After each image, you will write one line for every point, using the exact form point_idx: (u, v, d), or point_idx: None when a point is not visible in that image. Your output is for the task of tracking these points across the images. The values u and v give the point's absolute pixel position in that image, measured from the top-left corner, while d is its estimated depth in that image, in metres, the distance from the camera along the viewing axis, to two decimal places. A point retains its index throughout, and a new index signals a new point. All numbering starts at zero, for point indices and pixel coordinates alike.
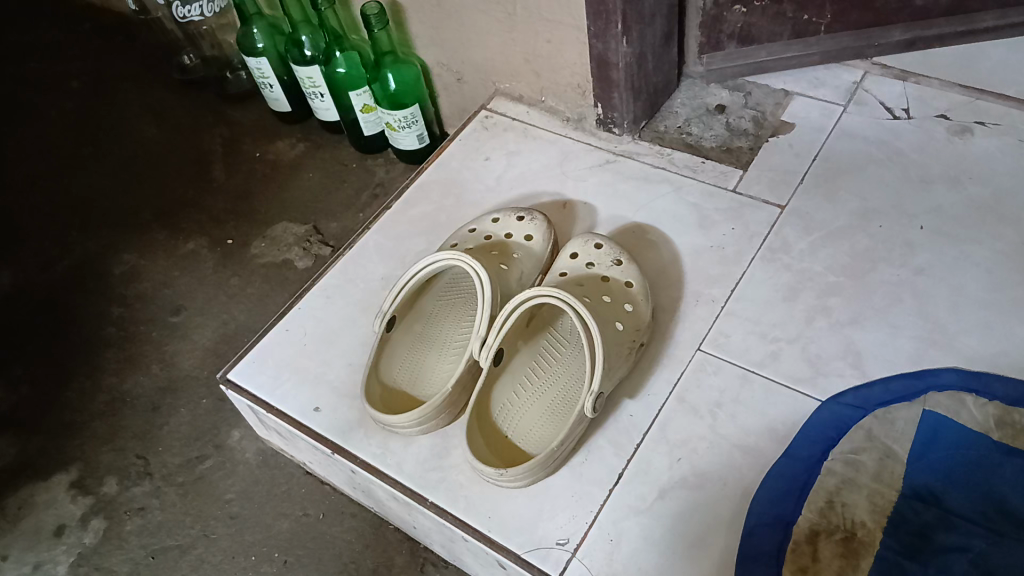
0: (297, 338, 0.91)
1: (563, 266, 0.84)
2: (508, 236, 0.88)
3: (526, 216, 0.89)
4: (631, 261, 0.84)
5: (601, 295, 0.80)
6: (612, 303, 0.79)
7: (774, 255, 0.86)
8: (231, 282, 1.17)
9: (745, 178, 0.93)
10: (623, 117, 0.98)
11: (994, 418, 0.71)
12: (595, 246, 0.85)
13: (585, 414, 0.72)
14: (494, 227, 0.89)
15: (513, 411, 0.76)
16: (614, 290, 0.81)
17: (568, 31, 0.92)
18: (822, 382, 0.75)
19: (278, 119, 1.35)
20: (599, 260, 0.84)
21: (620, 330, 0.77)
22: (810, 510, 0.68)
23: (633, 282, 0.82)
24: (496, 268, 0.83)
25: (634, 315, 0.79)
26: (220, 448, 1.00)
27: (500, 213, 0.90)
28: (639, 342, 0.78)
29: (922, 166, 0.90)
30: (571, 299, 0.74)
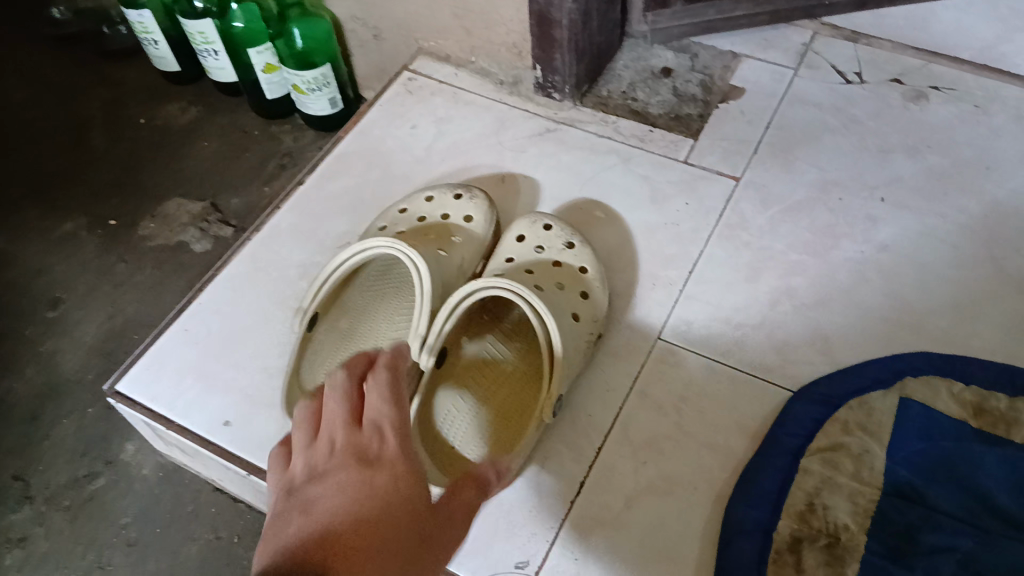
0: (199, 339, 0.80)
1: (509, 251, 0.75)
2: (446, 217, 0.78)
3: (465, 195, 0.80)
4: (583, 243, 0.75)
5: (552, 283, 0.72)
6: (566, 293, 0.71)
7: (732, 232, 0.80)
8: (117, 269, 1.02)
9: (696, 148, 0.86)
10: (565, 84, 0.89)
11: (971, 406, 0.65)
12: (544, 227, 0.76)
13: (543, 420, 0.64)
14: (429, 207, 0.80)
15: (461, 420, 0.67)
16: (567, 278, 0.73)
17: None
18: (790, 371, 0.71)
19: (167, 79, 1.19)
20: (548, 243, 0.75)
21: (577, 321, 0.70)
22: (789, 515, 0.62)
23: (588, 267, 0.74)
24: (434, 252, 0.73)
25: (590, 305, 0.72)
26: (113, 465, 0.87)
27: (435, 191, 0.81)
28: (595, 335, 0.71)
29: (878, 135, 0.85)
30: (525, 291, 0.65)
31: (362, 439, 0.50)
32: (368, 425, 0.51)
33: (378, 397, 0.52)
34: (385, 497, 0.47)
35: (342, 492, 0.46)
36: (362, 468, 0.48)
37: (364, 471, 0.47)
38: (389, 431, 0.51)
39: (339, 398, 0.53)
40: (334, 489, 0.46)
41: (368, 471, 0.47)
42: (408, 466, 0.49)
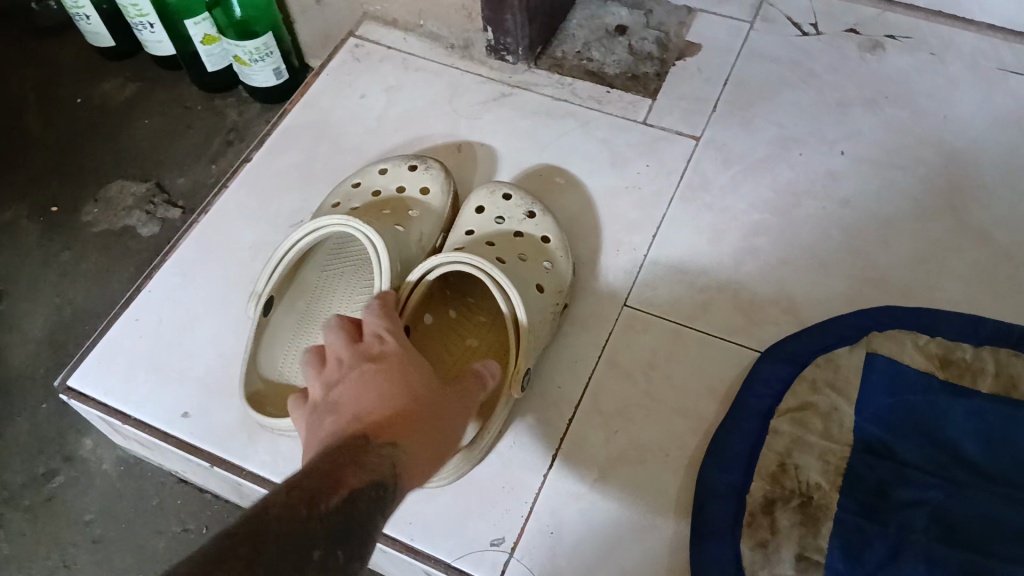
0: (151, 329, 0.77)
1: (469, 223, 0.73)
2: (401, 189, 0.76)
3: (420, 165, 0.77)
4: (544, 212, 0.74)
5: (514, 254, 0.70)
6: (529, 263, 0.70)
7: (694, 193, 0.79)
8: (62, 257, 0.97)
9: (654, 108, 0.84)
10: (517, 46, 0.86)
11: (936, 358, 0.65)
12: (503, 197, 0.74)
13: (511, 396, 0.63)
14: (383, 180, 0.77)
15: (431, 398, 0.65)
16: (529, 248, 0.71)
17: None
18: (757, 331, 0.70)
19: (101, 55, 1.13)
20: (509, 213, 0.73)
21: (542, 293, 0.68)
22: (762, 477, 0.62)
23: (550, 236, 0.72)
24: (391, 228, 0.70)
25: (554, 275, 0.70)
26: (71, 461, 0.84)
27: (388, 163, 0.78)
28: (560, 305, 0.70)
29: (836, 88, 0.84)
30: (487, 265, 0.63)
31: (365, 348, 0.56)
32: (367, 335, 0.57)
33: (371, 317, 0.58)
34: (401, 387, 0.53)
35: (364, 393, 0.52)
36: (373, 364, 0.54)
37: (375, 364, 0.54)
38: (389, 337, 0.56)
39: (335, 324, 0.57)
40: (353, 389, 0.53)
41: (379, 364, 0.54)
42: (411, 356, 0.56)
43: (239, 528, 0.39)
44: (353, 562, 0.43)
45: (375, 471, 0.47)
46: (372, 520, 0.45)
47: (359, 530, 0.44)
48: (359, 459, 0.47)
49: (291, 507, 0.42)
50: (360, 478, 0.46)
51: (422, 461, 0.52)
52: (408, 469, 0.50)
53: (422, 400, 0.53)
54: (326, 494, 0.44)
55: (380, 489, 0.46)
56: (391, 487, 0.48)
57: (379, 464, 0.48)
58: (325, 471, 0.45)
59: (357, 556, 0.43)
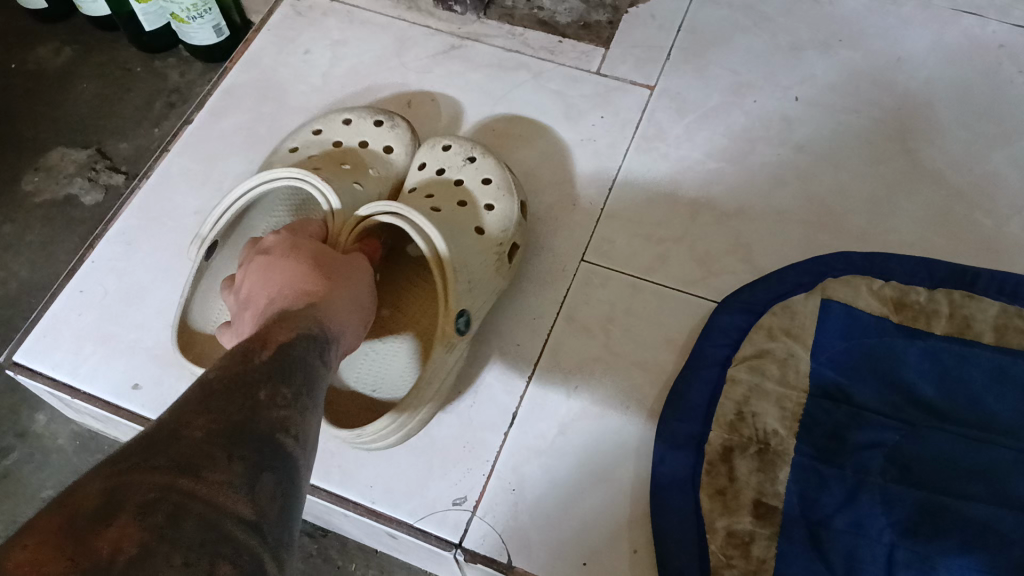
0: (96, 300, 0.74)
1: (414, 181, 0.72)
2: (364, 144, 0.74)
3: (387, 122, 0.75)
4: (485, 155, 0.71)
5: (453, 202, 0.69)
6: (468, 210, 0.68)
7: (649, 144, 0.78)
8: (3, 230, 0.94)
9: (608, 58, 0.82)
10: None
11: (891, 302, 0.65)
12: (443, 148, 0.72)
13: (450, 341, 0.60)
14: (347, 132, 0.75)
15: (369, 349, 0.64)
16: (469, 195, 0.70)
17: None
18: (714, 282, 0.70)
19: (31, 17, 1.08)
20: (449, 162, 0.71)
21: (480, 236, 0.67)
22: (720, 426, 0.62)
23: (492, 177, 0.70)
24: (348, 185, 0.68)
25: (495, 218, 0.68)
26: (25, 438, 0.82)
27: (353, 114, 0.76)
28: (504, 246, 0.68)
29: (790, 32, 0.83)
30: (403, 210, 0.60)
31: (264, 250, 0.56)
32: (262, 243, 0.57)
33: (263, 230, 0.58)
34: (304, 262, 0.54)
35: (271, 281, 0.53)
36: (272, 255, 0.54)
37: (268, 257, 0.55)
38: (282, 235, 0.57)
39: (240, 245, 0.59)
40: (260, 281, 0.53)
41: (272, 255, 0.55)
42: (303, 239, 0.56)
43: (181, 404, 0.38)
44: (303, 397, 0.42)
45: (302, 325, 0.48)
46: (310, 359, 0.46)
47: (299, 366, 0.44)
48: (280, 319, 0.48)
49: (226, 368, 0.41)
50: (290, 331, 0.46)
51: (345, 316, 0.53)
52: (332, 319, 0.51)
53: (326, 267, 0.54)
54: (257, 350, 0.44)
55: (310, 338, 0.47)
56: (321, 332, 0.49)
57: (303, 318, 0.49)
58: (251, 336, 0.46)
59: (305, 393, 0.43)
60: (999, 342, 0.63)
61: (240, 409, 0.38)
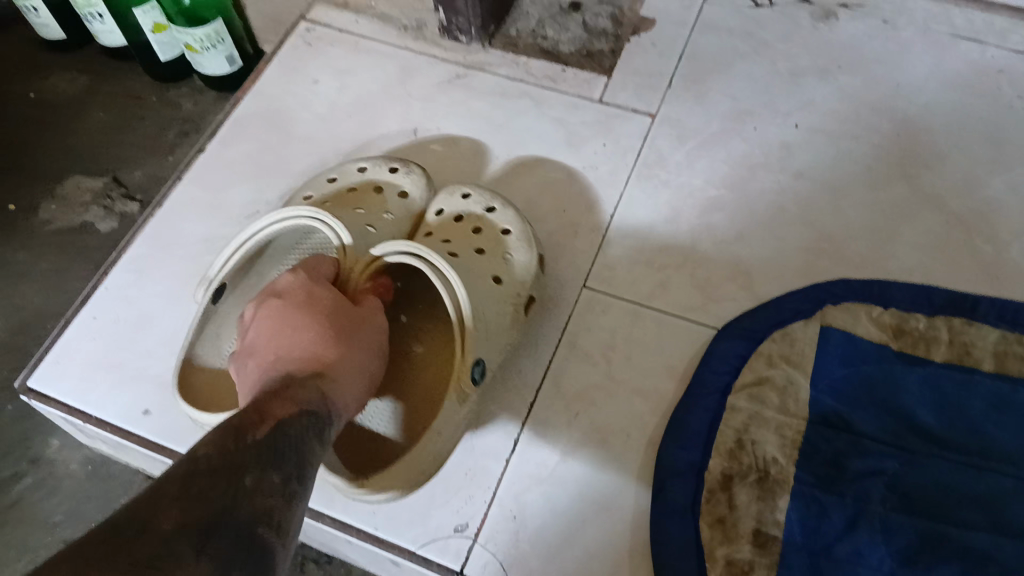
0: (108, 327, 0.76)
1: (430, 225, 0.73)
2: (378, 188, 0.75)
3: (402, 168, 0.76)
4: (504, 205, 0.73)
5: (471, 248, 0.70)
6: (486, 257, 0.69)
7: (650, 171, 0.78)
8: (18, 258, 0.96)
9: (610, 85, 0.84)
10: (470, 29, 0.86)
11: (890, 328, 0.65)
12: (462, 196, 0.73)
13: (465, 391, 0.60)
14: (361, 178, 0.76)
15: (385, 394, 0.64)
16: (488, 242, 0.70)
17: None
18: (715, 308, 0.71)
19: (47, 48, 1.10)
20: (469, 210, 0.73)
21: (497, 285, 0.67)
22: (720, 454, 0.63)
23: (511, 227, 0.71)
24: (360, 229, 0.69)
25: (513, 268, 0.69)
26: (38, 463, 0.84)
27: (369, 161, 0.77)
28: (522, 296, 0.68)
29: (790, 58, 0.84)
30: (426, 254, 0.62)
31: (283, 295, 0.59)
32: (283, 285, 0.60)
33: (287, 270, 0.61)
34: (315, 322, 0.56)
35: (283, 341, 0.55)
36: (289, 308, 0.57)
37: (288, 305, 0.58)
38: (302, 283, 0.59)
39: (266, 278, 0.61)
40: (274, 335, 0.56)
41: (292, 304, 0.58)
42: (321, 291, 0.58)
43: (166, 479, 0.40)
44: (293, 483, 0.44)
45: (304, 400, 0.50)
46: (308, 438, 0.48)
47: (294, 447, 0.46)
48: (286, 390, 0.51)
49: (221, 443, 0.44)
50: (291, 406, 0.49)
51: (352, 384, 0.55)
52: (338, 392, 0.53)
53: (340, 328, 0.57)
54: (254, 427, 0.46)
55: (311, 416, 0.49)
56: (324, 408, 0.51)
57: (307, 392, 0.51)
58: (253, 409, 0.48)
59: (298, 477, 0.45)
60: (1000, 369, 0.63)
61: (223, 496, 0.40)
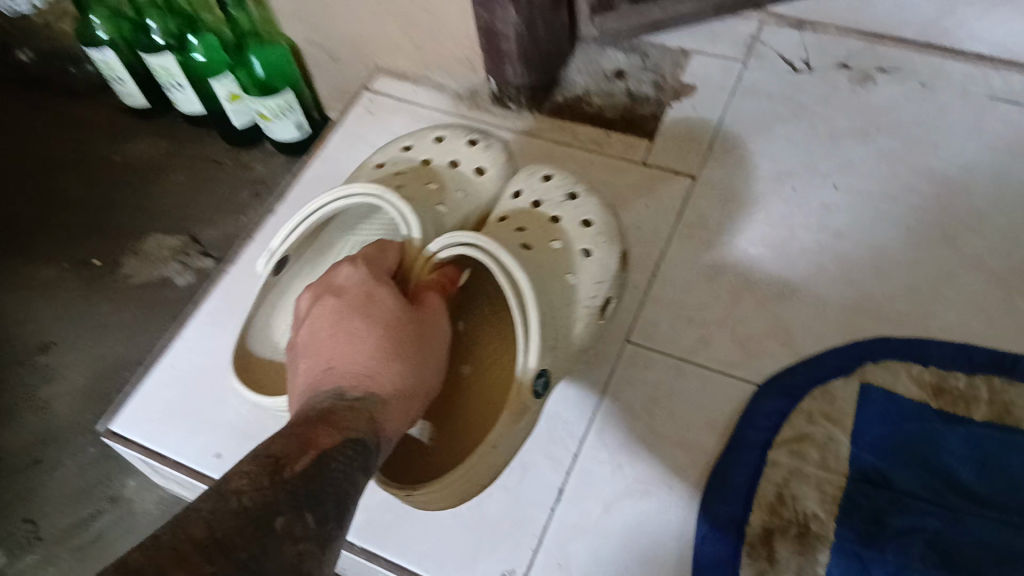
0: (185, 376, 0.82)
1: (506, 209, 0.77)
2: (455, 164, 0.81)
3: (481, 141, 0.83)
4: (585, 196, 0.77)
5: (544, 240, 0.73)
6: (559, 250, 0.73)
7: (692, 231, 0.82)
8: (102, 309, 1.04)
9: (653, 149, 0.88)
10: (519, 93, 0.91)
11: (931, 387, 0.67)
12: (543, 180, 0.78)
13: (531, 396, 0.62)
14: (438, 149, 0.83)
15: (442, 404, 0.66)
16: (562, 233, 0.74)
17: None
18: (756, 365, 0.73)
19: (133, 116, 1.20)
20: (548, 197, 0.77)
21: (571, 282, 0.71)
22: (760, 508, 0.64)
23: (592, 220, 0.76)
24: (433, 206, 0.74)
25: (587, 264, 0.73)
26: (116, 501, 0.90)
27: (448, 133, 0.84)
28: (595, 300, 0.72)
29: (829, 120, 0.87)
30: (496, 253, 0.62)
31: (345, 300, 0.59)
32: (347, 288, 0.60)
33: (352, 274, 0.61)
34: (371, 338, 0.56)
35: (340, 352, 0.56)
36: (350, 316, 0.57)
37: (343, 314, 0.58)
38: (365, 293, 0.59)
39: (333, 277, 0.62)
40: (334, 345, 0.56)
41: (347, 313, 0.58)
42: (382, 303, 0.59)
43: (198, 522, 0.39)
44: (327, 525, 0.43)
45: (350, 425, 0.50)
46: (348, 467, 0.47)
47: (332, 478, 0.46)
48: (333, 413, 0.51)
49: (261, 473, 0.43)
50: (337, 432, 0.49)
51: (400, 407, 0.55)
52: (385, 415, 0.53)
53: (395, 345, 0.57)
54: (297, 456, 0.46)
55: (354, 443, 0.49)
56: (371, 433, 0.51)
57: (354, 415, 0.51)
58: (297, 434, 0.48)
59: (334, 519, 0.44)
60: None
61: (252, 540, 0.39)
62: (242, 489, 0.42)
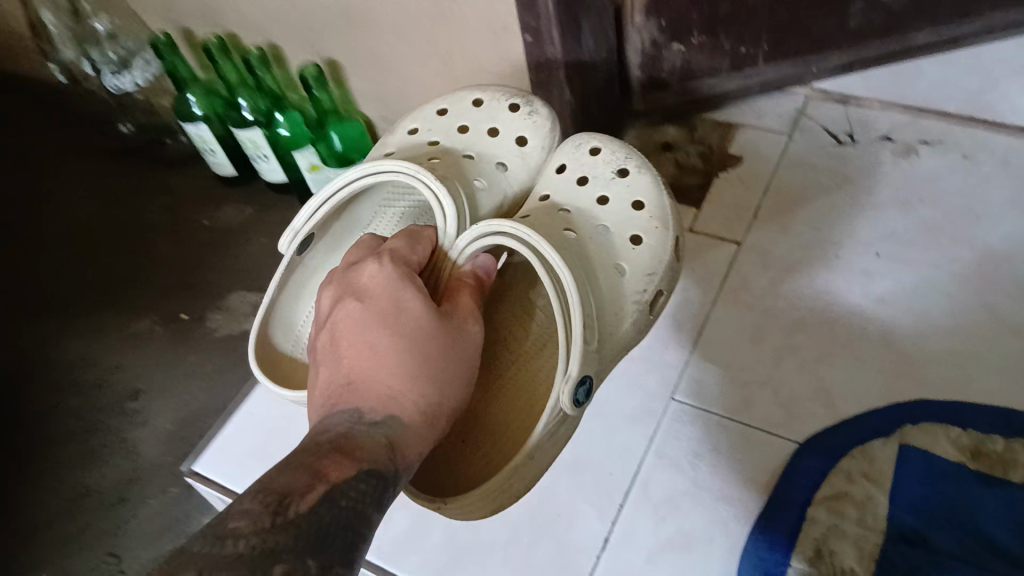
0: (262, 423, 0.89)
1: (552, 183, 0.77)
2: (495, 132, 0.81)
3: (524, 107, 0.82)
4: (634, 173, 0.76)
5: (592, 229, 0.74)
6: (608, 238, 0.74)
7: (736, 294, 0.85)
8: (188, 360, 1.12)
9: (699, 217, 0.93)
10: (561, 85, 0.88)
11: (968, 450, 0.69)
12: (592, 153, 0.78)
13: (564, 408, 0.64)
14: (477, 114, 0.82)
15: (483, 415, 0.71)
16: (611, 216, 0.75)
17: (499, 19, 0.84)
18: (797, 424, 0.75)
19: (222, 184, 1.32)
20: (598, 172, 0.77)
21: (622, 276, 0.73)
22: (799, 561, 0.67)
23: (642, 202, 0.75)
24: (469, 182, 0.76)
25: (638, 255, 0.73)
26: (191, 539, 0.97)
27: (489, 96, 0.83)
28: (646, 294, 0.73)
29: (872, 191, 0.90)
30: (541, 254, 0.66)
31: (369, 312, 0.61)
32: (373, 298, 0.62)
33: (378, 281, 0.63)
34: (392, 357, 0.59)
35: (362, 367, 0.59)
36: (373, 331, 0.60)
37: (367, 328, 0.60)
38: (390, 305, 0.61)
39: (360, 278, 0.64)
40: (357, 360, 0.59)
41: (372, 327, 0.60)
42: (405, 319, 0.61)
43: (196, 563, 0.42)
44: (332, 565, 0.45)
45: (368, 456, 0.53)
46: (360, 497, 0.50)
47: (341, 513, 0.48)
48: (351, 440, 0.54)
49: (266, 509, 0.46)
50: (351, 464, 0.52)
51: (419, 430, 0.57)
52: (403, 440, 0.56)
53: (417, 367, 0.59)
54: (309, 489, 0.49)
55: (369, 474, 0.52)
56: (387, 462, 0.54)
57: (371, 443, 0.54)
58: (311, 465, 0.51)
59: (341, 557, 0.46)
60: None
61: None
62: (241, 531, 0.44)
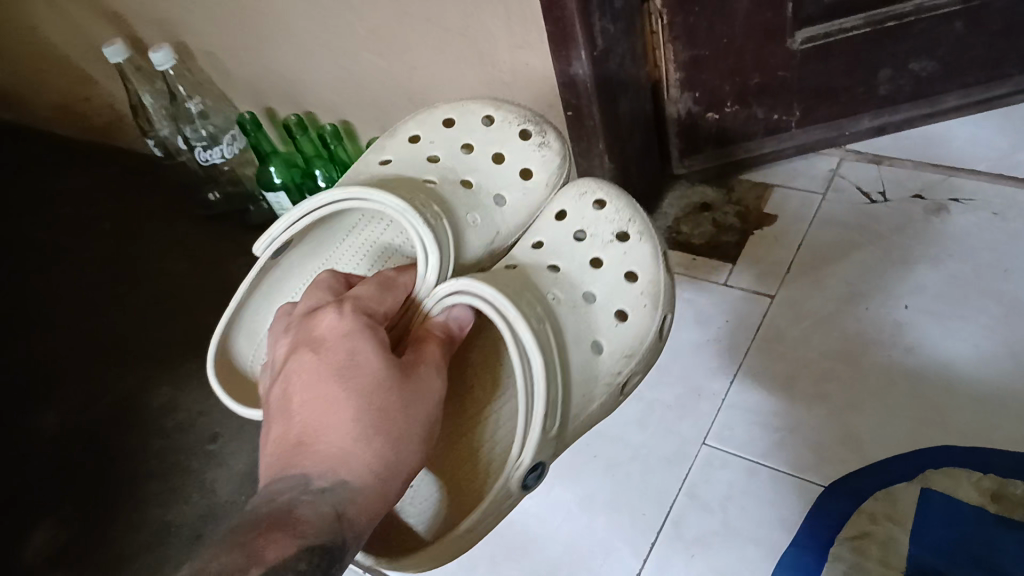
0: None
1: (551, 229, 0.81)
2: (499, 157, 0.85)
3: (535, 137, 0.85)
4: (631, 242, 0.78)
5: (573, 296, 0.77)
6: (585, 309, 0.76)
7: (769, 345, 0.90)
8: None
9: (734, 272, 0.98)
10: (591, 103, 0.90)
11: (989, 492, 0.72)
12: (597, 208, 0.80)
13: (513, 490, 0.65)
14: (487, 133, 0.86)
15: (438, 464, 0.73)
16: (593, 286, 0.78)
17: (546, 98, 0.96)
18: (825, 468, 0.79)
19: None
20: (598, 234, 0.79)
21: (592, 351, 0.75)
22: None
23: (636, 273, 0.77)
24: (462, 216, 0.81)
25: (622, 329, 0.76)
26: None
27: (501, 114, 0.86)
28: (614, 380, 0.75)
29: (903, 248, 0.94)
30: (504, 321, 0.67)
31: (323, 363, 0.59)
32: (328, 349, 0.60)
33: (333, 331, 0.61)
34: (342, 413, 0.56)
35: (311, 424, 0.56)
36: (324, 386, 0.57)
37: (319, 381, 0.57)
38: (344, 357, 0.59)
39: (315, 329, 0.62)
40: (307, 416, 0.56)
41: (324, 381, 0.57)
42: (360, 372, 0.58)
43: None
44: None
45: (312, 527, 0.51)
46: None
47: None
48: (294, 512, 0.51)
49: None
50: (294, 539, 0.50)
51: (370, 497, 0.54)
52: (354, 505, 0.53)
53: (371, 426, 0.56)
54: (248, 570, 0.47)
55: (312, 549, 0.50)
56: (334, 535, 0.51)
57: (316, 515, 0.51)
58: (254, 541, 0.50)
59: None
60: None
61: None
62: None
